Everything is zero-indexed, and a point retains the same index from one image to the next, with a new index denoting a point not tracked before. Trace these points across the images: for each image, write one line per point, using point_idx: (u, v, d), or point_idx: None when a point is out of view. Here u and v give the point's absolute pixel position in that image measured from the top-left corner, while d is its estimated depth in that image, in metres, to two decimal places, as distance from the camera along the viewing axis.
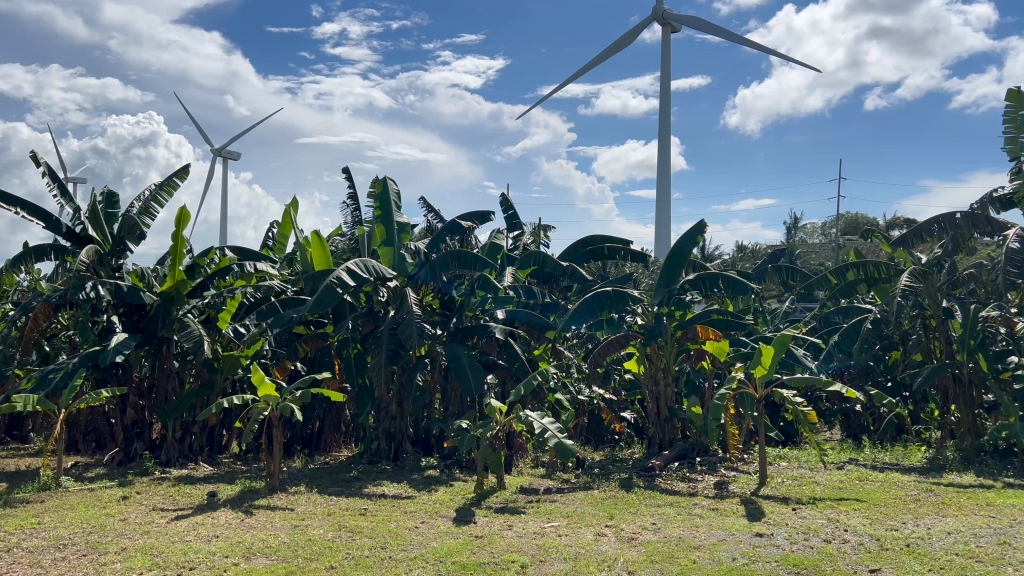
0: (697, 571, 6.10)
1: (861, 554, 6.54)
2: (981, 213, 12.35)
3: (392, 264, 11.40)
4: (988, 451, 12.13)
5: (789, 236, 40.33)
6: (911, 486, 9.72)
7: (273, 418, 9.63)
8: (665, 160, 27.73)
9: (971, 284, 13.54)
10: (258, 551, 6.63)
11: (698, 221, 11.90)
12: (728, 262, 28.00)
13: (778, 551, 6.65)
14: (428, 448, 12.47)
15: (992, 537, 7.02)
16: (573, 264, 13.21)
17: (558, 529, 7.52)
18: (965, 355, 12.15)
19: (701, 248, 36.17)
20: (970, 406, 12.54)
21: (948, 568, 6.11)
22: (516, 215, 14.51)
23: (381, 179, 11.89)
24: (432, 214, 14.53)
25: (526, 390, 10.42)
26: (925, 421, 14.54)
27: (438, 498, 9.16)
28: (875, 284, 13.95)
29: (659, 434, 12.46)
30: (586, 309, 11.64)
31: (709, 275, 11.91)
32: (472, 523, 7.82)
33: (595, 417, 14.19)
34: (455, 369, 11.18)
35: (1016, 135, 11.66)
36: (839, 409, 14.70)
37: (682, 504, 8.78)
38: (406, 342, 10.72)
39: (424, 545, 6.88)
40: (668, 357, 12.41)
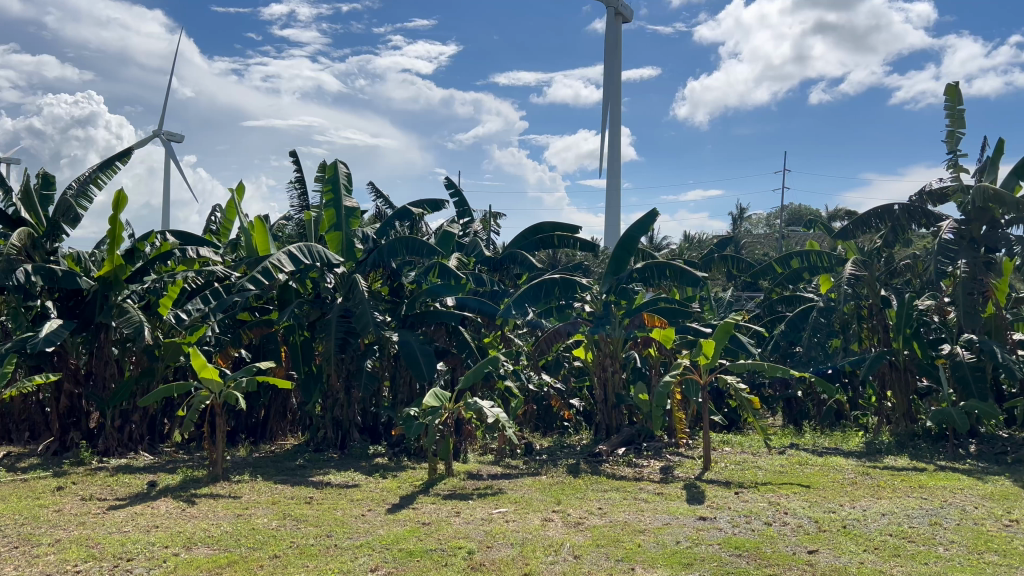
0: (641, 555, 6.17)
1: (800, 536, 6.72)
2: (917, 206, 12.68)
3: (340, 249, 11.28)
4: (922, 435, 12.55)
5: (736, 227, 40.98)
6: (848, 470, 10.02)
7: (216, 406, 9.42)
8: (614, 151, 28.00)
9: (907, 274, 13.89)
10: (200, 542, 6.50)
11: (649, 211, 12.01)
12: (677, 252, 28.29)
13: (721, 534, 6.77)
14: (376, 435, 12.33)
15: (924, 518, 7.27)
16: (522, 251, 13.22)
17: (506, 515, 7.54)
18: (902, 342, 12.54)
19: (650, 239, 36.67)
20: (906, 391, 12.98)
21: (882, 548, 6.31)
22: (465, 202, 14.47)
23: (333, 162, 11.69)
24: (381, 200, 14.39)
25: (476, 377, 10.41)
26: (863, 407, 14.98)
27: (386, 486, 9.10)
28: (818, 272, 14.28)
29: (606, 420, 12.57)
30: (534, 296, 11.66)
31: (657, 264, 12.00)
32: (420, 510, 7.79)
33: (545, 405, 14.26)
34: (405, 354, 11.12)
35: (953, 130, 12.03)
36: (782, 395, 15.01)
37: (628, 489, 8.89)
38: (361, 332, 10.66)
39: (370, 533, 6.83)
40: (616, 345, 12.54)
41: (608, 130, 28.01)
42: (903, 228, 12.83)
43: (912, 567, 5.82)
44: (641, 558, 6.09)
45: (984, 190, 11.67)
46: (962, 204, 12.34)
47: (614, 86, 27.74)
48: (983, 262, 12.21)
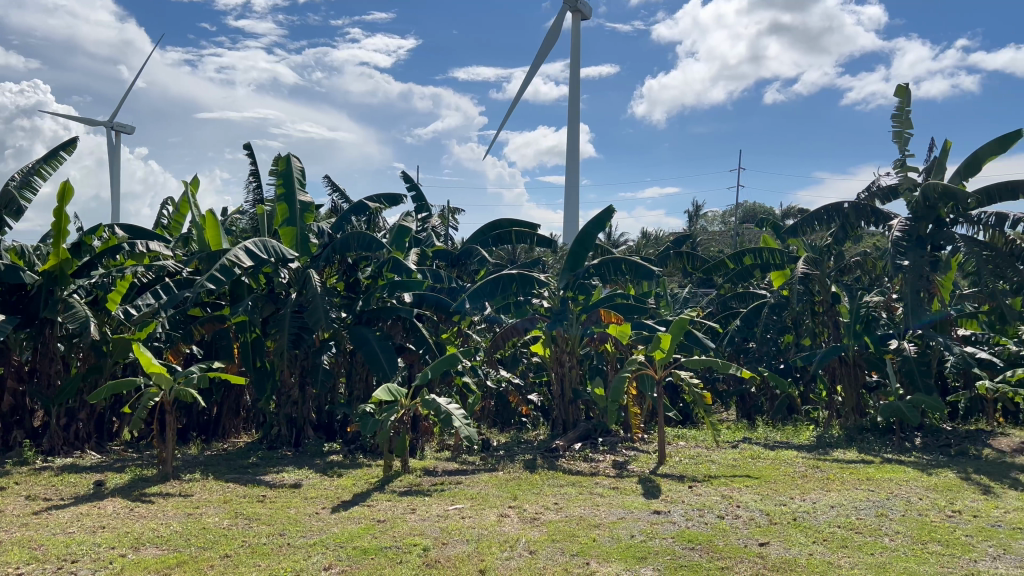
0: (596, 549, 6.21)
1: (752, 529, 6.82)
2: (866, 205, 12.93)
3: (294, 244, 11.21)
4: (870, 429, 12.85)
5: (692, 224, 41.44)
6: (798, 463, 10.20)
7: (166, 403, 9.22)
8: (572, 147, 28.14)
9: (856, 271, 14.20)
10: (148, 542, 6.36)
11: (605, 207, 12.08)
12: (634, 249, 28.52)
13: (674, 528, 6.85)
14: (332, 432, 12.19)
15: (871, 509, 7.44)
16: (479, 246, 13.19)
17: (462, 512, 7.52)
18: (852, 339, 12.74)
19: (608, 236, 36.96)
20: (855, 386, 13.29)
21: (831, 540, 6.44)
22: (422, 197, 14.39)
23: (285, 156, 11.48)
24: (337, 194, 14.24)
25: (434, 373, 10.37)
26: (813, 401, 15.27)
27: (341, 483, 9.02)
28: (770, 269, 14.55)
29: (563, 415, 12.61)
30: (491, 292, 11.58)
31: (613, 260, 12.07)
32: (375, 507, 7.73)
33: (502, 400, 14.27)
34: (367, 358, 10.99)
35: (902, 130, 12.31)
36: (735, 390, 15.24)
37: (584, 484, 8.94)
38: (315, 328, 10.53)
39: (324, 531, 6.75)
40: (573, 341, 12.60)
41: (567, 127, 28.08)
42: (853, 226, 13.08)
43: (859, 558, 5.95)
44: (595, 553, 6.13)
45: (933, 188, 12.00)
46: (910, 202, 12.64)
47: (572, 83, 27.84)
48: (929, 259, 12.54)
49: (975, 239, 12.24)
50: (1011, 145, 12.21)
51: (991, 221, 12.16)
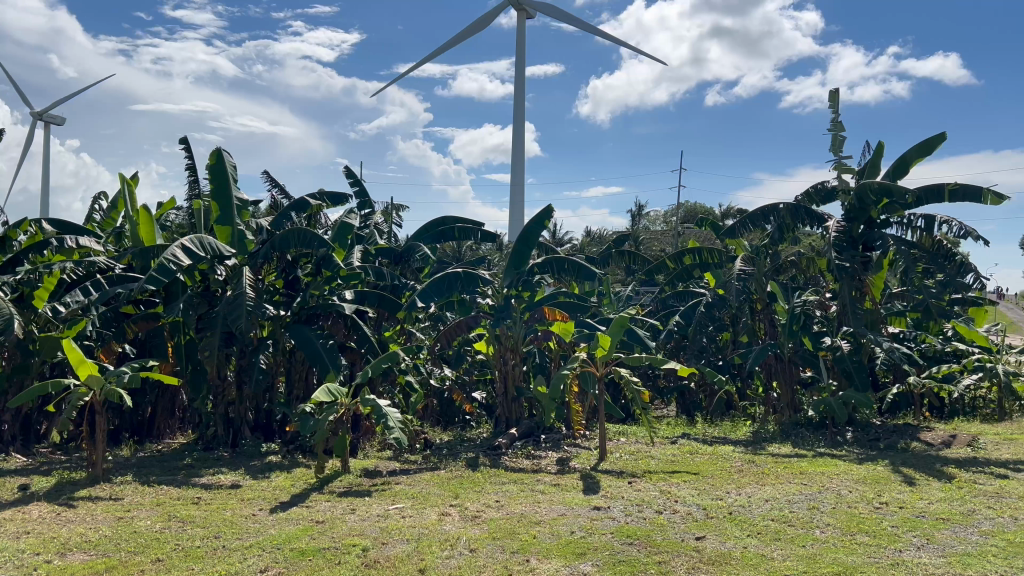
0: (536, 546, 6.25)
1: (689, 523, 6.95)
2: (802, 206, 13.25)
3: (230, 242, 10.93)
4: (804, 424, 13.19)
5: (636, 223, 41.94)
6: (735, 458, 10.42)
7: (95, 404, 8.92)
8: (517, 146, 28.21)
9: (792, 269, 14.58)
10: (75, 547, 6.16)
11: (546, 206, 12.13)
12: (579, 248, 28.75)
13: (614, 524, 6.93)
14: (270, 432, 11.94)
15: (803, 503, 7.64)
16: (423, 243, 13.11)
17: (402, 511, 7.47)
18: (787, 337, 13.09)
19: (553, 235, 37.20)
20: (789, 382, 13.65)
21: (765, 533, 6.60)
22: (365, 193, 14.25)
23: (217, 151, 11.20)
24: (278, 189, 13.99)
25: (375, 371, 10.29)
26: (751, 398, 15.62)
27: (278, 484, 8.87)
28: (708, 268, 14.86)
29: (506, 413, 12.64)
30: (437, 289, 11.57)
31: (556, 259, 12.14)
32: (314, 508, 7.62)
33: (446, 398, 14.23)
34: (308, 356, 10.83)
35: (837, 133, 12.67)
36: (675, 386, 15.47)
37: (525, 481, 8.97)
38: (233, 326, 10.32)
39: (261, 533, 6.64)
40: (516, 339, 12.60)
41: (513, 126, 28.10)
42: (789, 227, 13.38)
43: (791, 550, 6.12)
44: (535, 550, 6.16)
45: (868, 187, 12.33)
46: (844, 203, 12.99)
47: (517, 82, 27.90)
48: (860, 259, 12.93)
49: (905, 239, 12.65)
50: (937, 148, 12.67)
51: (920, 223, 12.58)
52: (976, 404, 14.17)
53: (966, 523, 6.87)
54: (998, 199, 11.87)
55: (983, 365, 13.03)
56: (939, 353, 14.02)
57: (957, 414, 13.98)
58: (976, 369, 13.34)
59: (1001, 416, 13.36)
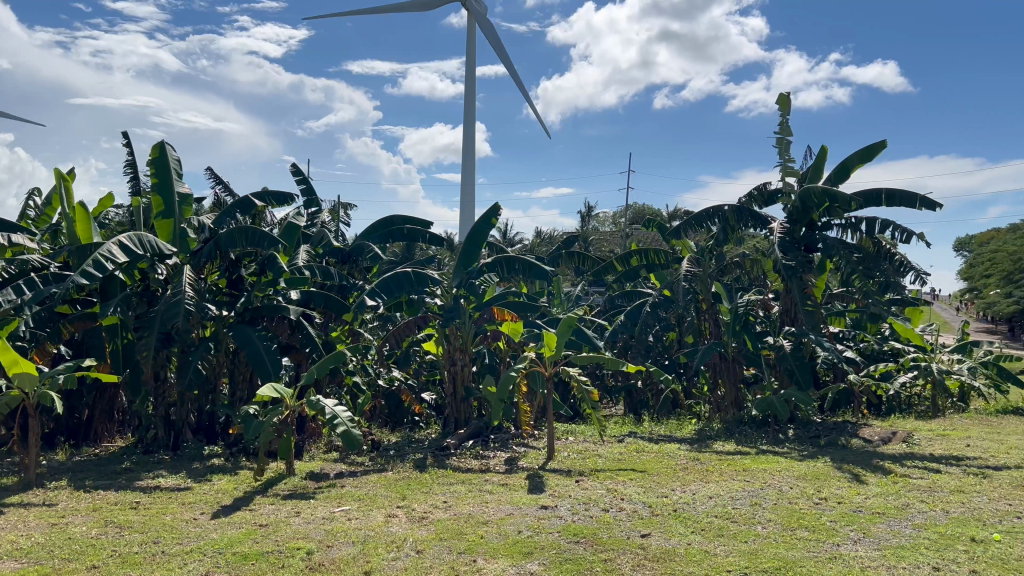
0: (483, 546, 6.24)
1: (634, 521, 7.02)
2: (747, 207, 13.53)
3: (171, 239, 10.69)
4: (747, 422, 13.46)
5: (584, 224, 42.21)
6: (681, 456, 10.58)
7: (27, 406, 8.62)
8: (467, 146, 28.16)
9: (737, 270, 14.88)
10: (5, 555, 5.94)
11: (494, 205, 12.15)
12: (529, 248, 28.83)
13: (561, 522, 6.96)
14: (212, 435, 11.74)
15: (746, 499, 7.78)
16: (371, 243, 12.99)
17: (348, 513, 7.40)
18: (731, 337, 13.35)
19: (502, 236, 37.24)
20: (733, 380, 13.90)
21: (708, 530, 6.71)
22: (313, 191, 14.08)
23: (160, 144, 10.93)
24: (221, 187, 13.73)
25: (320, 372, 10.16)
26: (696, 396, 15.86)
27: (220, 487, 8.70)
28: (654, 269, 15.06)
29: (454, 413, 12.60)
30: (386, 289, 11.50)
31: (506, 258, 12.23)
32: (257, 511, 7.50)
33: (394, 399, 14.15)
34: (249, 356, 10.62)
35: (782, 137, 12.95)
36: (623, 385, 15.63)
37: (473, 481, 8.96)
38: (170, 325, 10.02)
39: (202, 538, 6.50)
40: (465, 339, 12.52)
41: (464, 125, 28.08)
42: (733, 228, 13.64)
43: (733, 546, 6.22)
44: (482, 549, 6.16)
45: (810, 192, 12.64)
46: (787, 206, 13.30)
47: (468, 82, 27.85)
48: (804, 259, 13.05)
49: (845, 242, 13.00)
50: (878, 154, 13.05)
51: (861, 225, 12.95)
52: (912, 401, 14.64)
53: (901, 517, 7.08)
54: (932, 204, 12.27)
55: (917, 364, 13.46)
56: (877, 352, 14.44)
57: (893, 411, 14.41)
58: (912, 367, 13.78)
59: (935, 412, 13.82)
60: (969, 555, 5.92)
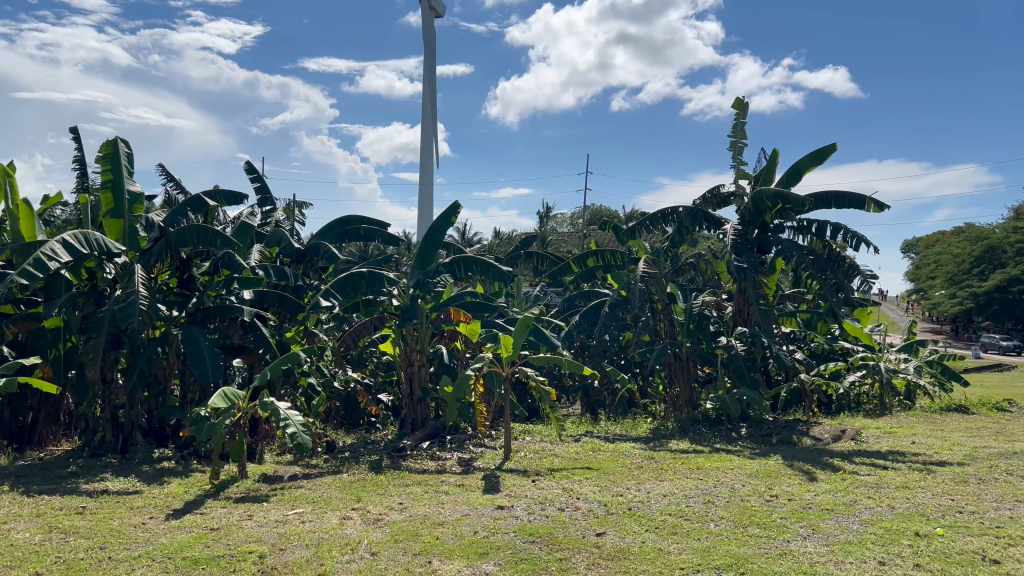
0: (439, 548, 6.22)
1: (589, 520, 7.07)
2: (701, 209, 13.72)
3: (120, 238, 10.43)
4: (701, 420, 13.65)
5: (543, 224, 42.37)
6: (636, 454, 10.69)
7: None
8: (425, 146, 28.07)
9: (692, 271, 15.08)
10: None
11: (452, 204, 12.11)
12: (487, 249, 28.84)
13: (517, 522, 6.97)
14: (163, 438, 11.49)
15: (699, 497, 7.90)
16: (327, 243, 12.87)
17: (302, 516, 7.32)
18: (686, 337, 13.54)
19: (461, 236, 37.24)
20: (687, 380, 14.10)
21: (662, 527, 6.79)
22: (267, 190, 13.89)
23: (112, 141, 10.71)
24: (173, 184, 13.47)
25: (272, 374, 10.00)
26: (652, 396, 16.03)
27: (171, 491, 8.52)
28: (611, 270, 15.19)
29: (411, 414, 12.48)
30: (341, 289, 11.42)
31: (463, 258, 12.21)
32: (208, 515, 7.37)
33: (350, 400, 14.05)
34: (191, 356, 10.35)
35: (736, 140, 13.16)
36: (580, 385, 15.74)
37: (429, 483, 8.93)
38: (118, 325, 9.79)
39: (151, 542, 6.37)
40: (422, 339, 12.41)
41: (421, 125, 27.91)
42: (688, 229, 13.83)
43: (686, 544, 6.30)
44: (438, 551, 6.13)
45: (763, 195, 12.86)
46: (740, 208, 13.53)
47: (426, 81, 27.77)
48: (756, 260, 13.22)
49: (797, 244, 13.25)
50: (829, 157, 13.32)
51: (812, 228, 13.23)
52: (860, 400, 14.98)
53: (848, 513, 7.24)
54: (881, 207, 12.59)
55: (865, 364, 13.78)
56: (827, 352, 14.74)
57: (843, 409, 14.72)
58: (860, 366, 14.10)
59: (882, 411, 14.17)
60: (913, 549, 6.09)
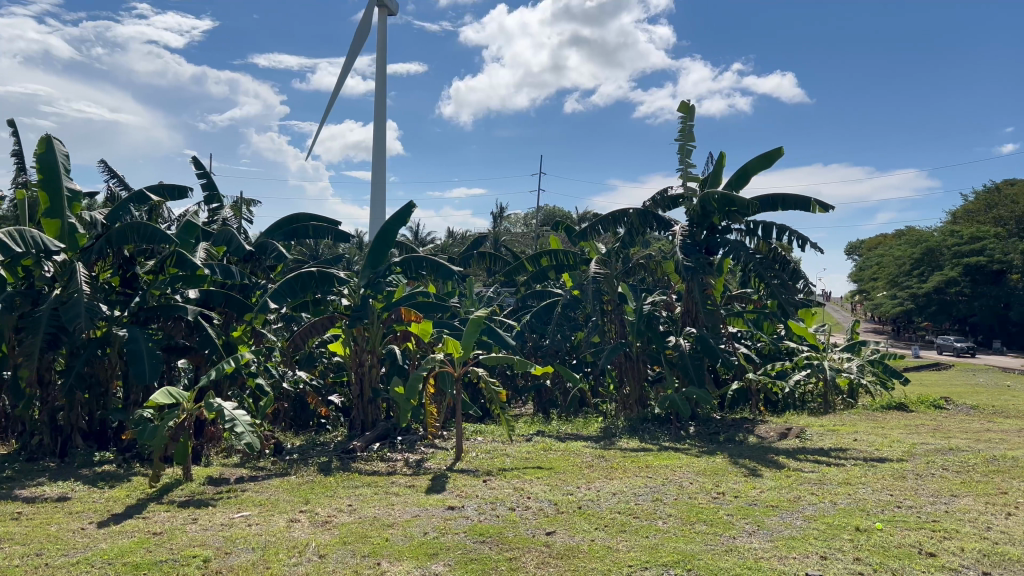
0: (388, 550, 6.17)
1: (539, 519, 7.09)
2: (651, 211, 13.90)
3: (59, 237, 10.12)
4: (650, 419, 13.82)
5: (497, 224, 42.43)
6: (587, 453, 10.77)
7: None
8: (377, 144, 27.85)
9: (643, 271, 15.26)
10: None
11: (405, 204, 12.05)
12: (440, 249, 28.74)
13: (467, 523, 6.96)
14: (104, 441, 11.17)
15: (647, 495, 8.00)
16: (275, 241, 12.69)
17: (248, 519, 7.20)
18: (636, 337, 13.69)
19: (414, 235, 37.12)
20: (637, 379, 14.28)
21: (611, 525, 6.85)
22: (213, 187, 13.64)
23: (47, 138, 10.33)
24: (115, 180, 13.13)
25: (218, 375, 9.79)
26: (603, 395, 16.18)
27: (112, 495, 8.30)
28: (563, 270, 15.30)
29: (362, 415, 12.35)
30: (289, 288, 11.27)
31: (415, 258, 12.16)
32: (151, 519, 7.20)
33: (300, 402, 13.91)
34: (130, 355, 10.07)
35: (685, 143, 13.35)
36: (532, 386, 15.83)
37: (379, 484, 8.86)
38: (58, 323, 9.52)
39: (90, 548, 6.20)
40: (372, 339, 12.30)
41: (323, 113, 27.74)
42: (638, 230, 13.99)
43: (635, 541, 6.37)
44: (387, 553, 6.09)
45: (710, 198, 13.07)
46: (688, 210, 13.72)
47: (379, 79, 27.55)
48: (704, 261, 13.43)
49: (744, 246, 13.49)
50: (776, 161, 13.60)
51: (759, 231, 13.47)
52: (804, 399, 15.30)
53: (792, 509, 7.40)
54: (826, 208, 12.89)
55: (810, 363, 14.09)
56: (773, 352, 15.03)
57: (788, 407, 15.04)
58: (805, 366, 14.44)
59: (825, 409, 14.52)
60: (853, 544, 6.25)
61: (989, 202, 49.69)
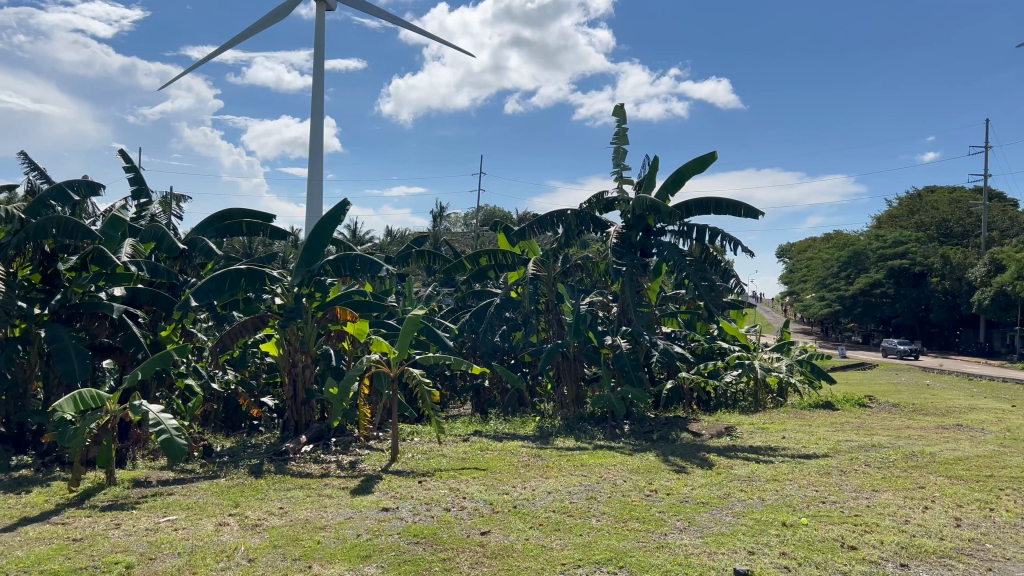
0: (320, 553, 6.07)
1: (475, 519, 7.08)
2: (587, 212, 14.04)
3: None
4: (586, 418, 13.95)
5: (436, 224, 42.26)
6: (523, 453, 10.80)
7: None
8: (314, 142, 27.41)
9: (580, 271, 15.39)
10: None
11: (340, 202, 11.87)
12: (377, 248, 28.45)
13: (401, 524, 6.90)
14: (22, 444, 10.71)
15: (582, 493, 8.08)
16: (205, 238, 12.36)
17: (174, 523, 6.99)
18: (574, 337, 13.75)
19: (350, 232, 36.65)
20: (574, 379, 14.40)
21: (546, 524, 6.89)
22: (141, 181, 13.21)
23: None
24: (36, 173, 12.60)
25: (144, 375, 9.48)
26: (540, 395, 16.25)
27: (29, 500, 7.96)
28: (501, 270, 15.32)
29: (295, 416, 12.12)
30: (218, 287, 11.00)
31: (349, 256, 11.95)
32: (70, 525, 6.92)
33: (232, 404, 13.58)
34: (53, 354, 9.72)
35: (620, 145, 13.51)
36: (469, 386, 15.82)
37: (311, 486, 8.71)
38: None
39: (5, 556, 5.93)
40: (305, 340, 12.09)
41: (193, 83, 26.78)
42: (575, 232, 14.11)
43: (568, 540, 6.41)
44: (318, 556, 5.99)
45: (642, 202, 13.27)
46: (624, 212, 13.90)
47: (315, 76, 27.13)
48: (638, 263, 13.60)
49: (678, 247, 13.72)
50: (710, 165, 13.87)
51: (692, 233, 13.73)
52: (736, 398, 15.65)
53: (722, 506, 7.55)
54: (754, 212, 13.21)
55: (741, 362, 14.42)
56: (706, 352, 15.33)
57: (719, 406, 15.39)
58: (736, 365, 14.79)
59: (755, 408, 14.90)
60: (779, 539, 6.42)
61: (911, 207, 51.76)
